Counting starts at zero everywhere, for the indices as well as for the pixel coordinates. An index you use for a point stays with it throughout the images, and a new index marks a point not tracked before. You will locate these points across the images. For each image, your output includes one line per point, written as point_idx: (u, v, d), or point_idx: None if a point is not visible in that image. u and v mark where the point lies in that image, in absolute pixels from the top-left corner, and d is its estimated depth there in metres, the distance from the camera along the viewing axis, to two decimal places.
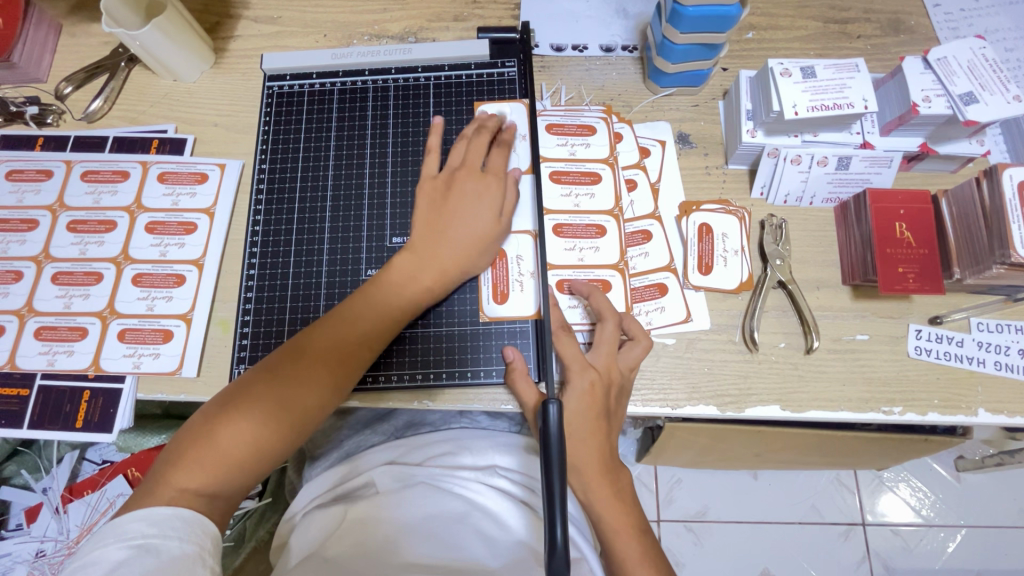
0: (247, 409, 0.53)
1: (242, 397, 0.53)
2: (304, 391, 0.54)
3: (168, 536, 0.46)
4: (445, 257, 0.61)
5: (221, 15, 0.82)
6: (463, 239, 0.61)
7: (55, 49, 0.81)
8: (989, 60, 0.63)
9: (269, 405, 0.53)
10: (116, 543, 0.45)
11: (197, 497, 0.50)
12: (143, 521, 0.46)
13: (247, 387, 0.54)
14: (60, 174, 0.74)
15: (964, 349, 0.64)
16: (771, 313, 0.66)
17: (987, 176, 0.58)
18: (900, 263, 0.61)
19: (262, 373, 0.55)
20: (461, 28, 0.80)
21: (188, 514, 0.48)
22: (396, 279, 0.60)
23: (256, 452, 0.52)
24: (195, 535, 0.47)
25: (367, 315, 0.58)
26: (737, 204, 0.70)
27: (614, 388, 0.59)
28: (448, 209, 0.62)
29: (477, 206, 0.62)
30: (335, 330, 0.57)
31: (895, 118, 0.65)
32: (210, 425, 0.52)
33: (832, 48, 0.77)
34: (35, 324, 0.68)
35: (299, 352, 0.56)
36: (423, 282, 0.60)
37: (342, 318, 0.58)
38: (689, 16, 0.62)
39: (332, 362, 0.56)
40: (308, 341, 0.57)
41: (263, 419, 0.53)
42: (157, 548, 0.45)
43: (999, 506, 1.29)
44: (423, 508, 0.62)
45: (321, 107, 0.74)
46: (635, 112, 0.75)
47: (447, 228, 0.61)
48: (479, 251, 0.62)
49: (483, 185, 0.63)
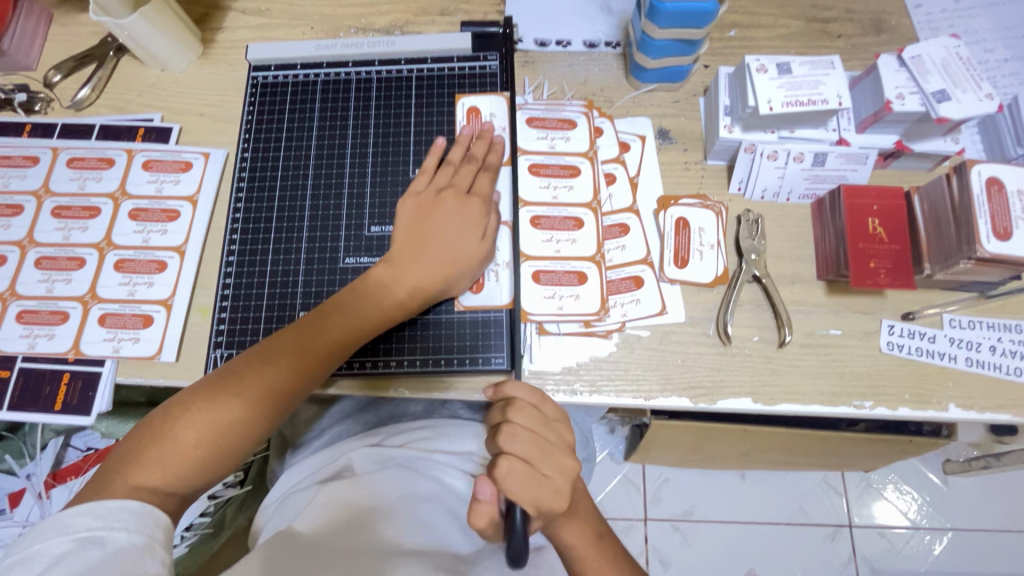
0: (208, 411, 0.53)
1: (205, 398, 0.53)
2: (270, 397, 0.55)
3: (114, 528, 0.45)
4: (423, 275, 0.61)
5: (210, 6, 0.83)
6: (444, 259, 0.61)
7: (45, 38, 0.82)
8: (964, 58, 0.64)
9: (232, 409, 0.53)
10: (58, 537, 0.43)
11: (152, 494, 0.49)
12: (88, 515, 0.45)
13: (210, 388, 0.54)
14: (46, 161, 0.74)
15: (936, 345, 0.64)
16: (745, 307, 0.66)
17: (956, 172, 0.59)
18: (872, 258, 0.62)
19: (227, 374, 0.55)
20: (447, 23, 0.81)
21: (137, 506, 0.47)
22: (371, 290, 0.60)
23: (217, 455, 0.53)
24: (145, 526, 0.46)
25: (338, 326, 0.58)
26: (715, 199, 0.70)
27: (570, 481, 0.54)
28: (431, 229, 0.62)
29: (460, 228, 0.62)
30: (306, 338, 0.57)
31: (870, 115, 0.65)
32: (170, 423, 0.52)
33: (813, 47, 0.78)
34: (17, 308, 0.68)
35: (266, 358, 0.56)
36: (400, 300, 0.61)
37: (313, 324, 0.58)
38: (666, 11, 0.63)
39: (298, 371, 0.56)
40: (275, 347, 0.57)
41: (228, 424, 0.53)
42: (103, 540, 0.44)
43: (985, 510, 1.29)
44: (395, 488, 0.63)
45: (304, 97, 0.75)
46: (616, 107, 0.75)
47: (427, 245, 0.62)
48: (459, 275, 0.62)
49: (467, 207, 0.63)
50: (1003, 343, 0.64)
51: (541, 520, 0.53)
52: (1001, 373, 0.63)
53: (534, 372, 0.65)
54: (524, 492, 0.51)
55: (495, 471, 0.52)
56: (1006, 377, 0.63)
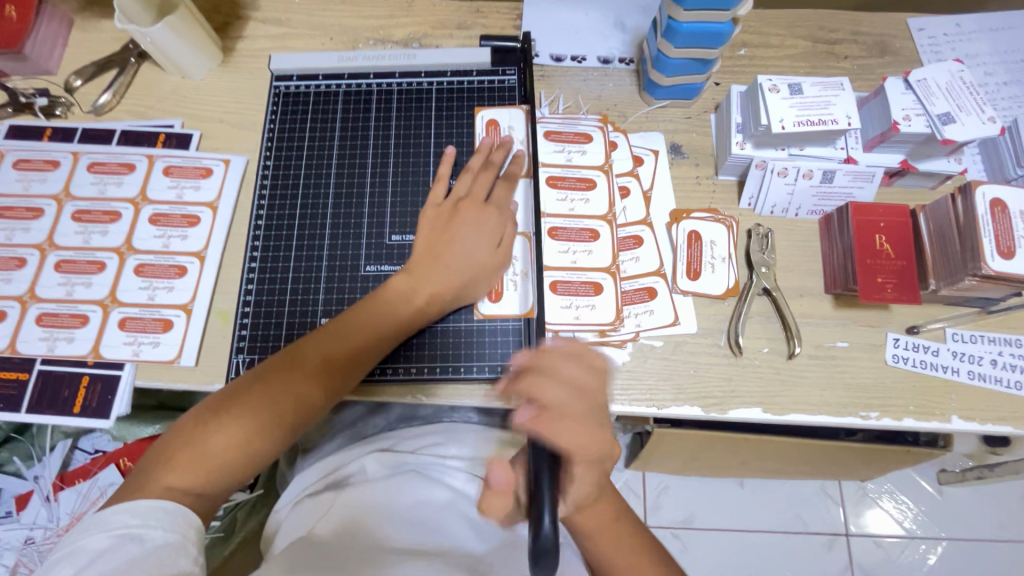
0: (238, 416, 0.54)
1: (237, 402, 0.54)
2: (297, 402, 0.56)
3: (150, 526, 0.47)
4: (445, 283, 0.62)
5: (230, 15, 0.84)
6: (465, 266, 0.63)
7: (65, 43, 0.82)
8: (967, 82, 0.66)
9: (259, 414, 0.54)
10: (100, 533, 0.46)
11: (186, 495, 0.50)
12: (125, 512, 0.47)
13: (240, 393, 0.55)
14: (67, 165, 0.75)
15: (939, 358, 0.66)
16: (755, 319, 0.68)
17: (962, 192, 0.61)
18: (879, 273, 0.64)
19: (256, 380, 0.56)
20: (464, 36, 0.83)
21: (172, 505, 0.48)
22: (394, 297, 0.62)
23: (246, 459, 0.54)
24: (180, 525, 0.48)
25: (363, 334, 0.60)
26: (726, 213, 0.72)
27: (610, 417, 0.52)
28: (452, 238, 0.64)
29: (481, 237, 0.64)
30: (334, 345, 0.59)
31: (877, 135, 0.68)
32: (201, 427, 0.53)
33: (820, 67, 0.80)
34: (37, 310, 0.69)
35: (293, 364, 0.57)
36: (420, 307, 0.62)
37: (336, 330, 0.59)
38: (683, 32, 0.65)
39: (323, 378, 0.57)
40: (299, 354, 0.58)
41: (256, 429, 0.54)
42: (141, 537, 0.46)
43: (978, 519, 1.31)
44: (413, 497, 0.64)
45: (326, 107, 0.77)
46: (630, 121, 0.77)
47: (449, 250, 0.63)
48: (476, 281, 0.64)
49: (485, 215, 0.65)
50: (1003, 357, 0.66)
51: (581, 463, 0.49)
52: (1002, 386, 0.65)
53: None
54: (559, 432, 0.46)
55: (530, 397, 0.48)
56: (1006, 390, 0.65)
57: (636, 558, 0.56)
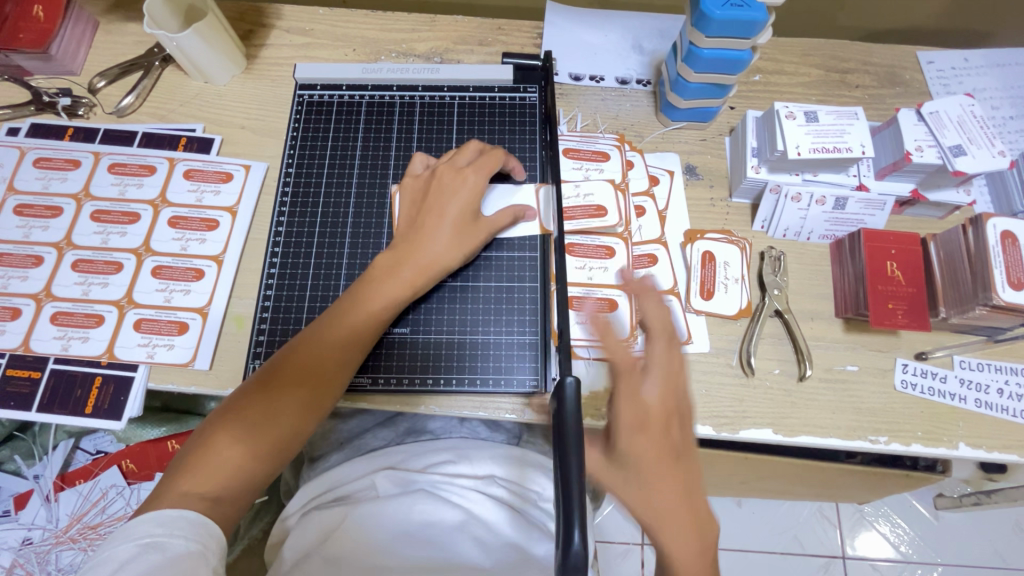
0: (238, 422, 0.54)
1: (238, 406, 0.55)
2: (297, 391, 0.56)
3: (173, 535, 0.46)
4: (434, 258, 0.62)
5: (255, 24, 0.86)
6: (448, 236, 0.63)
7: (90, 45, 0.83)
8: (978, 116, 0.68)
9: (261, 408, 0.55)
10: (125, 541, 0.45)
11: (200, 500, 0.50)
12: (150, 522, 0.47)
13: (240, 398, 0.56)
14: (88, 165, 0.76)
15: (947, 385, 0.67)
16: (767, 340, 0.69)
17: (973, 223, 0.62)
18: (890, 300, 0.65)
19: (254, 382, 0.57)
20: (485, 52, 0.84)
21: (193, 515, 0.48)
22: (383, 282, 0.61)
23: (255, 458, 0.53)
24: (201, 534, 0.48)
25: (357, 320, 0.60)
26: (739, 235, 0.73)
27: (675, 408, 0.49)
28: (435, 214, 0.63)
29: (457, 202, 0.64)
30: (326, 334, 0.58)
31: (889, 165, 0.70)
32: (206, 434, 0.54)
33: (832, 95, 0.82)
34: (52, 309, 0.69)
35: (287, 359, 0.57)
36: (410, 283, 0.61)
37: (333, 319, 0.59)
38: (704, 57, 0.66)
39: (318, 359, 0.57)
40: (299, 346, 0.58)
41: (260, 423, 0.54)
42: (164, 546, 0.46)
43: (974, 546, 1.32)
44: (422, 515, 0.64)
45: (349, 117, 0.78)
46: (646, 142, 0.79)
47: (433, 225, 0.63)
48: (461, 248, 0.64)
49: (463, 177, 0.65)
50: (1009, 386, 0.67)
51: (655, 452, 0.47)
52: (1008, 414, 0.66)
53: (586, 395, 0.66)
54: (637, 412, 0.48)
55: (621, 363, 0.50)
56: (1012, 418, 0.66)
57: None
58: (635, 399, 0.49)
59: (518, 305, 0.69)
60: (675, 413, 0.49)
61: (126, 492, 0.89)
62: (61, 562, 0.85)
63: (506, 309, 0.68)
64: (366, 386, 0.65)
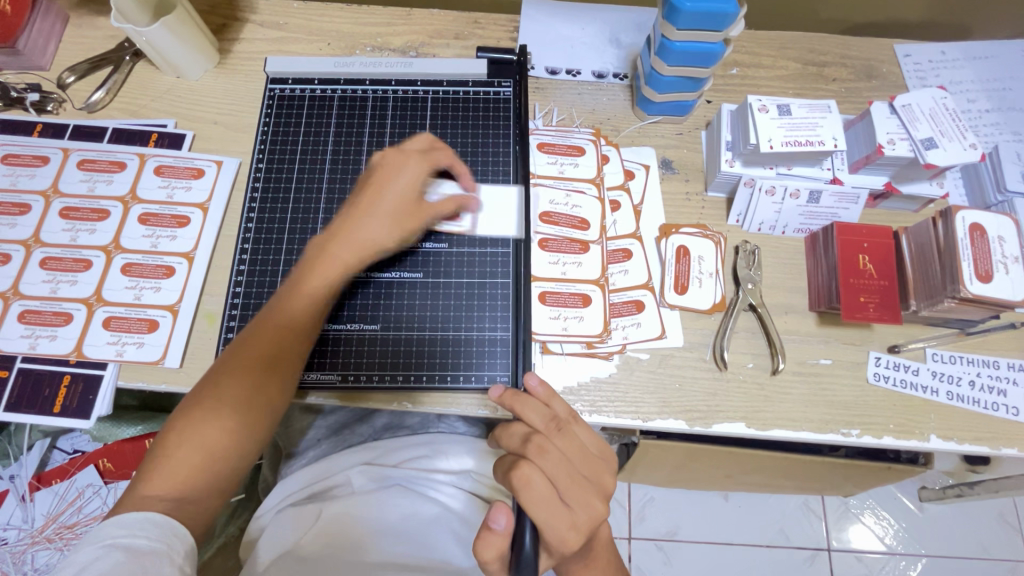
0: (190, 421, 0.53)
1: (188, 404, 0.54)
2: (247, 379, 0.55)
3: (138, 536, 0.46)
4: (369, 237, 0.61)
5: (228, 18, 0.85)
6: (383, 217, 0.62)
7: (60, 39, 0.82)
8: (950, 109, 0.68)
9: (211, 403, 0.54)
10: (88, 544, 0.45)
11: (164, 501, 0.50)
12: (113, 524, 0.47)
13: (190, 399, 0.55)
14: (57, 161, 0.75)
15: (919, 377, 0.67)
16: (740, 334, 0.69)
17: (942, 217, 0.62)
18: (862, 293, 0.65)
19: (204, 381, 0.56)
20: (461, 46, 0.84)
21: (159, 516, 0.48)
22: (322, 261, 0.60)
23: (211, 457, 0.52)
24: (166, 535, 0.48)
25: (296, 307, 0.59)
26: (714, 229, 0.73)
27: (582, 463, 0.52)
28: (369, 198, 0.62)
29: (388, 185, 0.62)
30: (267, 324, 0.58)
31: (862, 157, 0.69)
32: (164, 438, 0.53)
33: (809, 88, 0.82)
34: (19, 307, 0.68)
35: (231, 354, 0.57)
36: (347, 260, 0.60)
37: (276, 306, 0.59)
38: (675, 51, 0.66)
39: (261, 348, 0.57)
40: (245, 338, 0.58)
41: (212, 417, 0.53)
42: (127, 546, 0.45)
43: (958, 538, 1.33)
44: (397, 510, 0.65)
45: (321, 112, 0.77)
46: (622, 136, 0.78)
47: (366, 209, 0.62)
48: (401, 224, 0.62)
49: (404, 162, 0.63)
50: (981, 378, 0.67)
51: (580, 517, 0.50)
52: (978, 407, 0.67)
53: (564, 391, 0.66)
54: (551, 499, 0.49)
55: (516, 473, 0.50)
56: (983, 410, 0.66)
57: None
58: (551, 475, 0.50)
59: (490, 299, 0.68)
60: (584, 464, 0.52)
61: (103, 492, 0.88)
62: (37, 562, 0.84)
63: (478, 304, 0.68)
64: (337, 384, 0.64)
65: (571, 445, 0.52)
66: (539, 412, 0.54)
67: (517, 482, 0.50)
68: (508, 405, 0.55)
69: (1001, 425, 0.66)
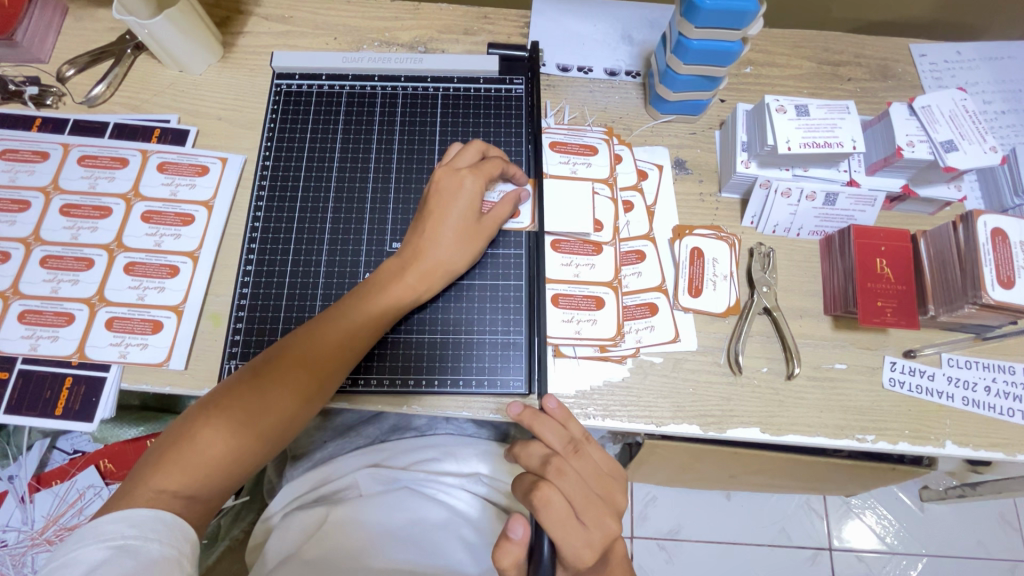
0: (221, 417, 0.52)
1: (228, 398, 0.53)
2: (289, 391, 0.54)
3: (148, 538, 0.45)
4: (438, 262, 0.61)
5: (232, 10, 0.83)
6: (452, 240, 0.62)
7: (59, 31, 0.80)
8: (970, 111, 0.67)
9: (248, 409, 0.53)
10: (94, 543, 0.44)
11: (174, 499, 0.49)
12: (123, 522, 0.45)
13: (232, 386, 0.54)
14: (57, 157, 0.73)
15: (934, 383, 0.67)
16: (755, 338, 0.68)
17: (963, 221, 0.62)
18: (879, 297, 0.64)
19: (240, 378, 0.55)
20: (471, 42, 0.82)
21: (170, 517, 0.47)
22: (389, 286, 0.60)
23: (234, 458, 0.52)
24: (176, 539, 0.46)
25: (355, 321, 0.58)
26: (728, 231, 0.72)
27: (597, 484, 0.52)
28: (442, 216, 0.62)
29: (460, 206, 0.62)
30: (324, 335, 0.57)
31: (880, 160, 0.68)
32: (186, 429, 0.52)
33: (824, 88, 0.81)
34: (19, 307, 0.66)
35: (284, 354, 0.56)
36: (414, 289, 0.61)
37: (329, 319, 0.58)
38: (693, 49, 0.65)
39: (315, 367, 0.56)
40: (292, 345, 0.56)
41: (245, 421, 0.53)
42: (137, 549, 0.44)
43: (958, 537, 1.33)
44: (406, 516, 0.64)
45: (329, 108, 0.75)
46: (635, 135, 0.77)
47: (436, 234, 0.62)
48: (465, 250, 0.63)
49: (469, 184, 0.63)
50: (996, 384, 0.67)
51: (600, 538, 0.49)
52: (994, 413, 0.66)
53: (576, 396, 0.65)
54: (572, 522, 0.49)
55: (536, 496, 0.49)
56: (998, 416, 0.66)
57: None
58: (570, 497, 0.50)
59: (502, 302, 0.67)
60: (599, 485, 0.52)
61: (105, 492, 0.87)
62: (36, 565, 0.83)
63: (489, 307, 0.67)
64: (347, 387, 0.63)
65: (587, 467, 0.52)
66: (557, 433, 0.53)
67: (537, 504, 0.49)
68: (527, 424, 0.53)
69: (1016, 431, 0.65)
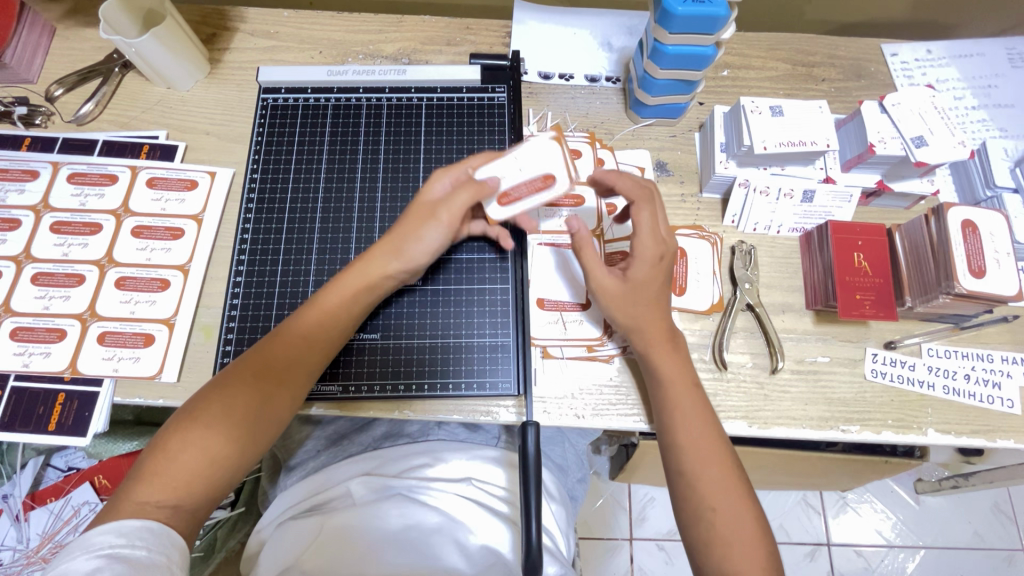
0: (191, 423, 0.53)
1: (199, 405, 0.54)
2: (253, 391, 0.55)
3: (136, 546, 0.46)
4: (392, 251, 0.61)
5: (218, 27, 0.84)
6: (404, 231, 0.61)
7: (47, 52, 0.81)
8: (938, 108, 0.69)
9: (217, 410, 0.54)
10: (84, 554, 0.44)
11: (159, 509, 0.49)
12: (111, 533, 0.46)
13: (204, 393, 0.56)
14: (47, 175, 0.74)
15: (915, 372, 0.68)
16: (739, 334, 0.69)
17: (935, 214, 0.64)
18: (858, 291, 0.66)
19: (212, 386, 0.56)
20: (454, 53, 0.84)
21: (156, 526, 0.48)
22: (342, 280, 0.61)
23: (210, 463, 0.52)
24: (164, 546, 0.47)
25: (314, 318, 0.59)
26: (710, 230, 0.74)
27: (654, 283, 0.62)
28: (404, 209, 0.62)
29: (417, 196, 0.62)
30: (286, 333, 0.58)
31: (853, 157, 0.71)
32: (163, 439, 0.53)
33: (799, 88, 0.83)
34: (11, 324, 0.67)
35: (253, 357, 0.57)
36: (366, 282, 0.61)
37: (292, 322, 0.59)
38: (668, 54, 0.66)
39: (277, 367, 0.57)
40: (261, 347, 0.58)
41: (215, 423, 0.53)
42: (128, 557, 0.45)
43: (955, 528, 1.34)
44: (396, 521, 0.63)
45: (315, 121, 0.77)
46: (616, 139, 0.78)
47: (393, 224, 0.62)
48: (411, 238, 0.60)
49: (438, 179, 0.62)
50: (976, 371, 0.68)
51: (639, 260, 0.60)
52: (974, 400, 0.67)
53: (566, 397, 0.66)
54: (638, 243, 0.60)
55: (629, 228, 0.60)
56: (978, 404, 0.67)
57: (732, 494, 0.56)
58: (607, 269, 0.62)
59: (489, 306, 0.68)
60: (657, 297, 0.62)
61: (99, 508, 0.87)
62: None
63: (477, 310, 0.68)
64: (337, 394, 0.64)
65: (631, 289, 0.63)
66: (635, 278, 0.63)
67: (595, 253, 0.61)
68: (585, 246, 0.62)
69: (996, 418, 0.67)
